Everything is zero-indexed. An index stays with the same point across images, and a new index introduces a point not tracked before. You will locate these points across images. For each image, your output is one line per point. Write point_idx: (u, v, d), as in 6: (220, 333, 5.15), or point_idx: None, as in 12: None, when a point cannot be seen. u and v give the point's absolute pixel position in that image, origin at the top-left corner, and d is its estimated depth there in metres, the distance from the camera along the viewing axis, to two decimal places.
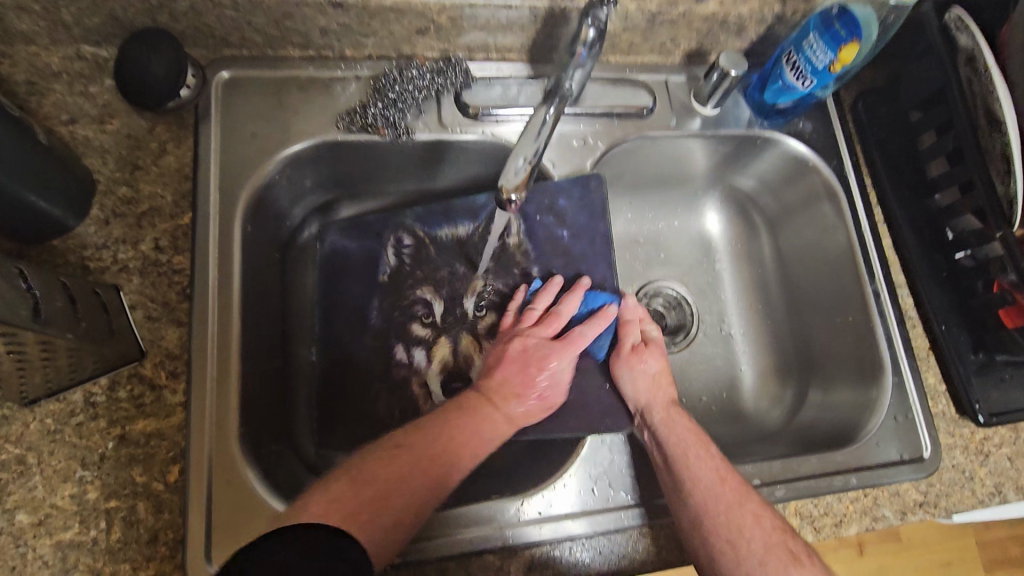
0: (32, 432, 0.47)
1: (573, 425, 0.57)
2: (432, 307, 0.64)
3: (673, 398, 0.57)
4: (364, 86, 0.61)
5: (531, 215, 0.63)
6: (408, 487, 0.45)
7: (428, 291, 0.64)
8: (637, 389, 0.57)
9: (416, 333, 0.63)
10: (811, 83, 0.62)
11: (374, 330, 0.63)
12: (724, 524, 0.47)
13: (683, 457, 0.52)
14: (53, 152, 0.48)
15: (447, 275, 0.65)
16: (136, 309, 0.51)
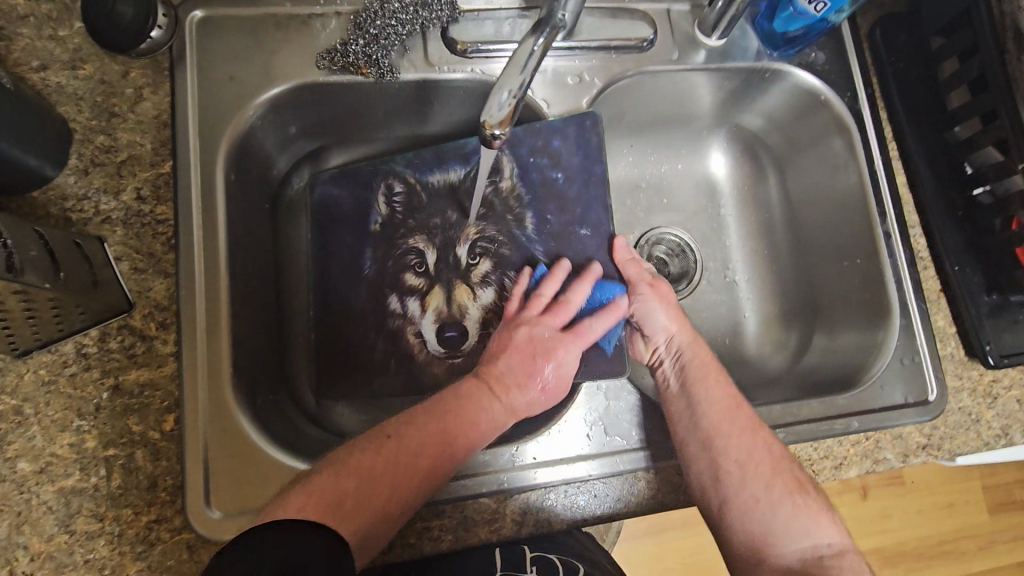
0: (26, 383, 0.47)
1: None
2: (425, 256, 0.62)
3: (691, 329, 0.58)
4: (344, 23, 0.58)
5: (523, 157, 0.61)
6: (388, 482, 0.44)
7: (420, 240, 0.62)
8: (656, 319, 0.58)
9: (410, 282, 0.62)
10: (824, 7, 0.58)
11: (367, 280, 0.62)
12: (737, 448, 0.51)
13: (702, 386, 0.54)
14: (25, 98, 0.46)
15: (440, 223, 0.63)
16: (122, 260, 0.51)
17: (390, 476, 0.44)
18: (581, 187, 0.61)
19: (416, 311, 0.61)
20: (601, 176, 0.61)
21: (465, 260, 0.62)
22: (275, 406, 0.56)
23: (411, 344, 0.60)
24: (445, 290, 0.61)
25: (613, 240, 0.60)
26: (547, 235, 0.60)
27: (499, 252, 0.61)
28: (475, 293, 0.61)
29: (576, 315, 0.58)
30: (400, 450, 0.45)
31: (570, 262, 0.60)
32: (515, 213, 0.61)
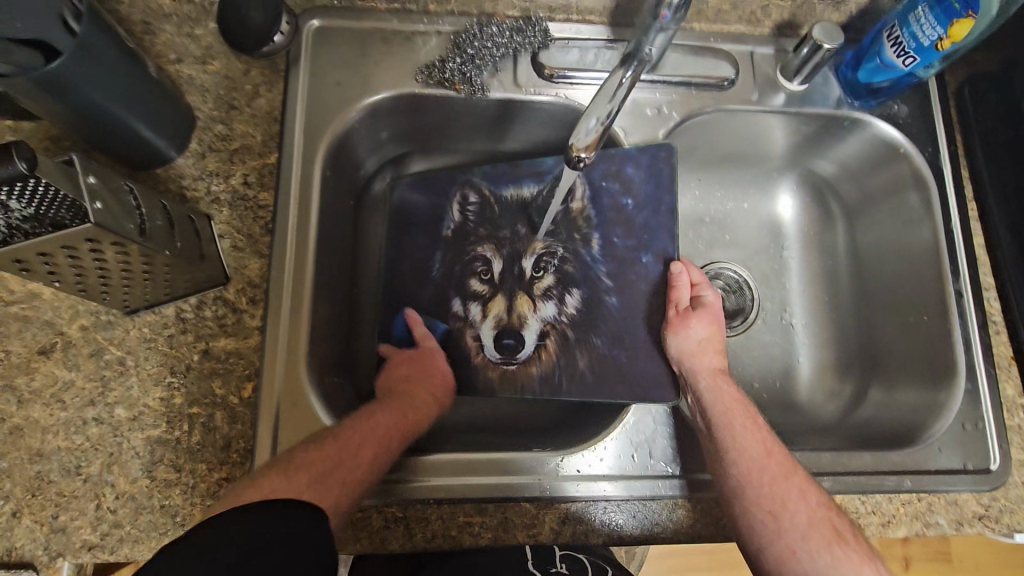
0: (131, 337, 0.53)
1: (620, 391, 0.58)
2: (491, 264, 0.65)
3: (720, 366, 0.56)
4: (444, 42, 0.62)
5: (596, 181, 0.63)
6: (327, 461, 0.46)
7: (489, 248, 0.65)
8: (685, 354, 0.56)
9: (474, 288, 0.65)
10: (914, 62, 0.58)
11: (434, 281, 0.65)
12: (767, 495, 0.47)
13: (729, 430, 0.51)
14: (164, 86, 0.52)
15: (510, 234, 0.65)
16: (224, 238, 0.56)
17: (359, 443, 0.48)
18: (650, 215, 0.62)
19: (477, 315, 0.64)
20: (670, 207, 0.62)
21: (530, 272, 0.64)
22: (338, 388, 0.60)
23: (469, 346, 0.62)
24: (507, 299, 0.63)
25: (676, 268, 0.60)
26: (611, 257, 0.62)
27: (564, 269, 0.63)
28: (535, 304, 0.63)
29: (632, 338, 0.60)
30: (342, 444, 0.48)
31: (631, 286, 0.61)
32: (582, 233, 0.63)
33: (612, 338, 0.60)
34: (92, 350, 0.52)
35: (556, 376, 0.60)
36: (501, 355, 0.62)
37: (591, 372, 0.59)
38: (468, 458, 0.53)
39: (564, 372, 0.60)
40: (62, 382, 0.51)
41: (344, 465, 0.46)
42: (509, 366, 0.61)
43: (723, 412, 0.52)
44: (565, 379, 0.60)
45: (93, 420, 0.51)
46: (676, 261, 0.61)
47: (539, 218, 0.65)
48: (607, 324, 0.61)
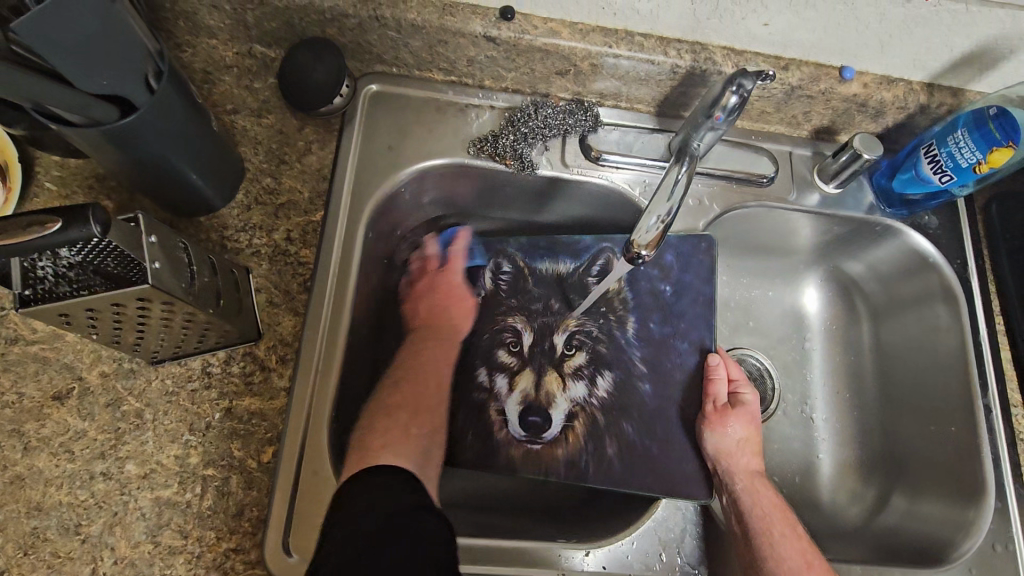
0: (152, 389, 0.51)
1: (649, 483, 0.56)
2: (521, 336, 0.64)
3: (757, 468, 0.55)
4: (497, 117, 0.64)
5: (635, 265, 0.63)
6: (427, 417, 0.59)
7: (519, 320, 0.65)
8: (721, 454, 0.55)
9: (501, 359, 0.64)
10: (950, 180, 0.60)
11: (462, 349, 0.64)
12: None
13: (767, 539, 0.51)
14: (220, 138, 0.53)
15: (542, 308, 0.64)
16: (260, 292, 0.55)
17: (417, 401, 0.59)
18: (689, 303, 0.62)
19: (503, 387, 0.62)
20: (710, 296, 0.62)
21: (561, 348, 0.63)
22: None
23: (492, 421, 0.61)
24: (535, 374, 0.62)
25: (712, 360, 0.60)
26: (646, 341, 0.62)
27: (596, 349, 0.62)
28: (564, 383, 0.61)
29: (664, 428, 0.58)
30: (416, 403, 0.59)
31: (665, 373, 0.60)
32: (617, 314, 0.63)
33: (643, 426, 0.58)
34: (109, 399, 0.50)
35: (583, 462, 0.58)
36: (526, 432, 0.60)
37: (620, 459, 0.57)
38: (488, 545, 0.51)
39: (592, 457, 0.58)
40: (73, 432, 0.49)
41: (411, 440, 0.56)
42: (533, 446, 0.59)
43: (762, 517, 0.52)
44: (592, 465, 0.58)
45: (101, 475, 0.48)
46: (714, 352, 0.60)
47: (575, 295, 0.64)
48: (640, 411, 0.59)
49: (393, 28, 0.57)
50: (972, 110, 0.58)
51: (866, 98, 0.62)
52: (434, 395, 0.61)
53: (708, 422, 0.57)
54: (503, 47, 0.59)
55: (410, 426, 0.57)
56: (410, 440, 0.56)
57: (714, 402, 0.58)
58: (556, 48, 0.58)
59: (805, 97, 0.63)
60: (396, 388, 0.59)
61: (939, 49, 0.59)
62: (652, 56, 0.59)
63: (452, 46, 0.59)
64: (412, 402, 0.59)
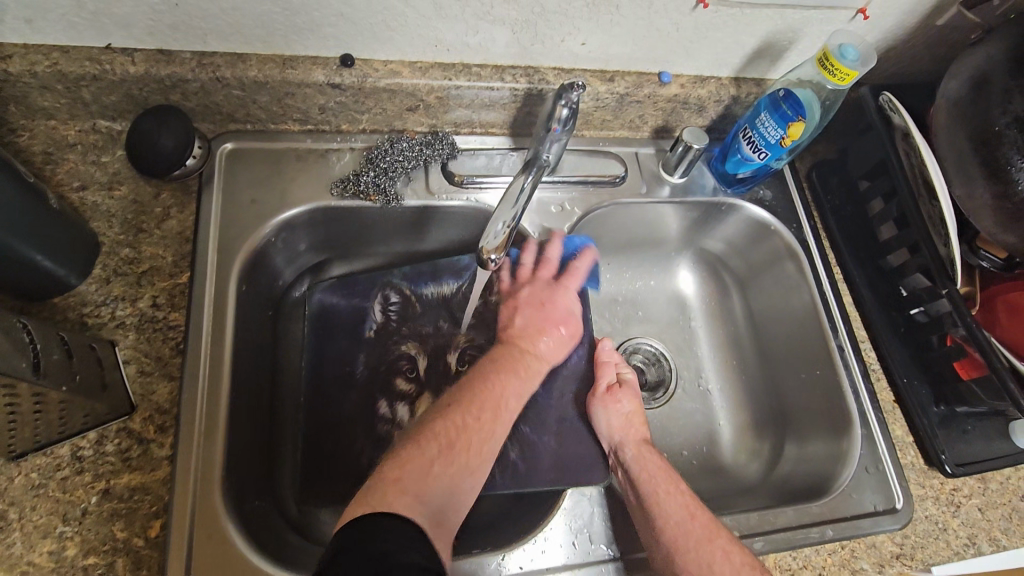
0: (16, 486, 0.48)
1: (550, 478, 0.58)
2: (416, 361, 0.67)
3: (645, 437, 0.59)
4: (357, 157, 0.66)
5: (511, 274, 0.67)
6: (464, 452, 0.51)
7: (413, 346, 0.67)
8: (611, 427, 0.60)
9: (400, 387, 0.65)
10: (766, 155, 0.69)
11: (358, 384, 0.64)
12: (694, 560, 0.49)
13: (655, 500, 0.54)
14: (65, 215, 0.52)
15: (433, 331, 0.68)
16: (130, 363, 0.53)
17: (462, 434, 0.52)
18: (565, 303, 0.67)
19: (405, 415, 0.64)
20: (579, 296, 0.68)
21: (454, 366, 0.67)
22: (261, 511, 0.56)
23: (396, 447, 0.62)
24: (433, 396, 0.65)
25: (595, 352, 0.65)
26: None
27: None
28: None
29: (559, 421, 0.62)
30: (465, 429, 0.52)
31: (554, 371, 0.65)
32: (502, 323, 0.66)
33: (536, 423, 0.61)
34: None
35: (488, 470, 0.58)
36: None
37: (522, 461, 0.59)
38: None
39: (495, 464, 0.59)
40: None
41: (443, 477, 0.48)
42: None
43: (649, 478, 0.55)
44: (496, 471, 0.59)
45: None
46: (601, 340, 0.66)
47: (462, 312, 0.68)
48: (536, 409, 0.62)
49: (237, 87, 0.59)
50: (768, 94, 0.67)
51: (685, 96, 0.71)
52: (484, 423, 0.54)
53: (596, 401, 0.62)
54: (349, 92, 0.62)
55: (443, 458, 0.49)
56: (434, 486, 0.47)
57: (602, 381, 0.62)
58: (399, 86, 0.63)
59: (634, 102, 0.71)
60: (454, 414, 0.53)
61: (734, 48, 0.67)
62: (490, 83, 0.64)
63: (300, 96, 0.62)
64: (455, 436, 0.51)
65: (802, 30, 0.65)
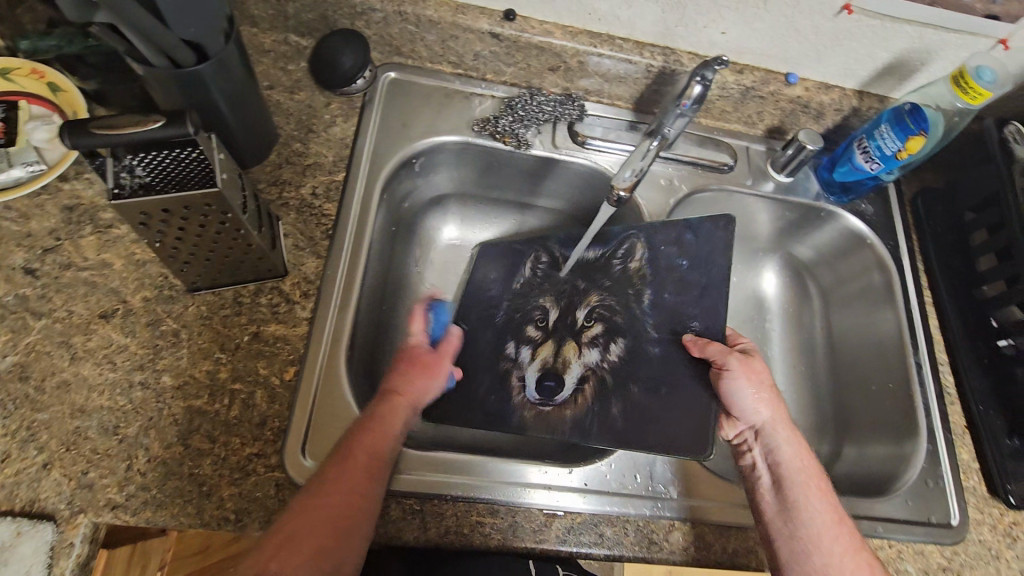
0: (189, 313, 0.57)
1: (652, 441, 0.61)
2: (548, 314, 0.71)
3: (790, 423, 0.60)
4: (497, 104, 0.74)
5: (657, 245, 0.70)
6: (312, 536, 0.46)
7: (548, 300, 0.72)
8: (757, 407, 0.60)
9: (529, 333, 0.70)
10: (878, 167, 0.71)
11: (495, 325, 0.71)
12: (836, 565, 0.53)
13: (802, 492, 0.56)
14: (264, 105, 0.61)
15: (569, 288, 0.72)
16: (288, 238, 0.62)
17: (314, 514, 0.47)
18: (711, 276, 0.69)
19: (525, 358, 0.68)
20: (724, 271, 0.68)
21: (581, 322, 0.70)
22: (365, 389, 0.64)
23: (513, 385, 0.67)
24: (556, 345, 0.69)
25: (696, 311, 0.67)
26: (660, 311, 0.68)
27: (614, 319, 0.69)
28: (581, 352, 0.68)
29: (669, 387, 0.64)
30: (318, 506, 0.47)
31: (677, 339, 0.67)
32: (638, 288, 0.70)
33: (650, 386, 0.65)
34: (150, 320, 0.56)
35: (589, 420, 0.63)
36: (539, 395, 0.66)
37: (622, 418, 0.63)
38: (476, 461, 0.58)
39: (597, 416, 0.64)
40: (117, 345, 0.55)
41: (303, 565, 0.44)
42: (546, 408, 0.65)
43: (791, 464, 0.58)
44: (597, 423, 0.63)
45: (140, 384, 0.54)
46: (687, 332, 0.67)
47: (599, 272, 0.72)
48: (649, 373, 0.65)
49: (412, 23, 0.68)
50: (892, 108, 0.70)
51: (808, 99, 0.74)
52: (347, 501, 0.48)
53: (732, 377, 0.61)
54: (505, 43, 0.69)
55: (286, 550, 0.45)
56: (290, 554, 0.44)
57: (736, 358, 0.62)
58: (550, 45, 0.69)
59: (757, 97, 0.75)
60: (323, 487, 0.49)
61: (866, 60, 0.70)
62: (630, 56, 0.70)
63: (462, 40, 0.70)
64: (310, 516, 0.47)
65: (938, 52, 0.68)
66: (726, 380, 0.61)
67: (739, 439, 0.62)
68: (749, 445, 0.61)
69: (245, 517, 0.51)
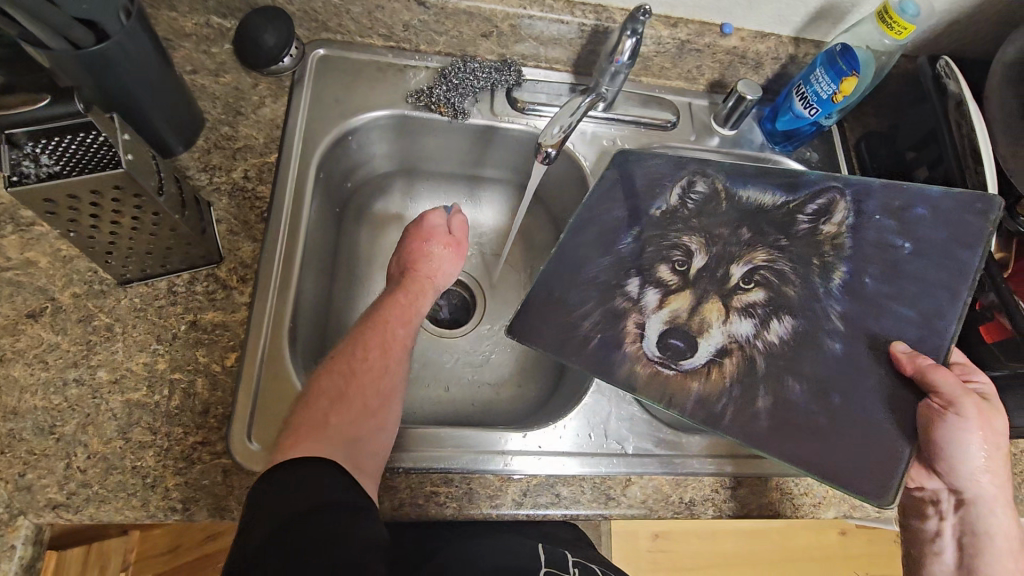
0: (121, 306, 0.56)
1: (806, 452, 0.56)
2: (692, 258, 0.66)
3: (1002, 495, 0.55)
4: (432, 74, 0.72)
5: (870, 211, 0.66)
6: (358, 396, 0.52)
7: (693, 242, 0.67)
8: (972, 473, 0.54)
9: (661, 274, 0.65)
10: (817, 112, 0.71)
11: (607, 266, 0.66)
12: None
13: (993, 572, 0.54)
14: (185, 88, 0.59)
15: (725, 234, 0.67)
16: (221, 223, 0.61)
17: (362, 379, 0.53)
18: (939, 275, 0.63)
19: (651, 302, 0.64)
20: (959, 265, 0.63)
21: (737, 278, 0.65)
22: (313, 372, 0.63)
23: (628, 330, 0.63)
24: (694, 297, 0.64)
25: (646, 268, 0.66)
26: (855, 295, 0.63)
27: (779, 290, 0.64)
28: (727, 314, 0.63)
29: (846, 396, 0.58)
30: (361, 373, 0.53)
31: (871, 335, 0.61)
32: (823, 259, 0.65)
33: (815, 382, 0.59)
34: (82, 316, 0.55)
35: (721, 404, 0.58)
36: (665, 355, 0.61)
37: (767, 417, 0.58)
38: (427, 431, 0.57)
39: (734, 402, 0.58)
40: (47, 344, 0.53)
41: (357, 420, 0.51)
42: (668, 369, 0.60)
43: (991, 539, 0.54)
44: (729, 409, 0.58)
45: (74, 381, 0.52)
46: (898, 342, 0.60)
47: (778, 226, 0.66)
48: (822, 369, 0.60)
49: None
50: (825, 51, 0.69)
51: (744, 50, 0.74)
52: (382, 366, 0.55)
53: (964, 423, 0.53)
54: (433, 11, 0.68)
55: (335, 409, 0.51)
56: (344, 414, 0.50)
57: (974, 401, 0.54)
58: (479, 10, 0.68)
59: (694, 51, 0.74)
60: (363, 358, 0.54)
61: (797, 5, 0.70)
62: (561, 16, 0.69)
63: (389, 11, 0.68)
64: (353, 381, 0.53)
65: None
66: (953, 419, 0.54)
67: (927, 495, 0.57)
68: (942, 507, 0.56)
69: (194, 504, 0.51)
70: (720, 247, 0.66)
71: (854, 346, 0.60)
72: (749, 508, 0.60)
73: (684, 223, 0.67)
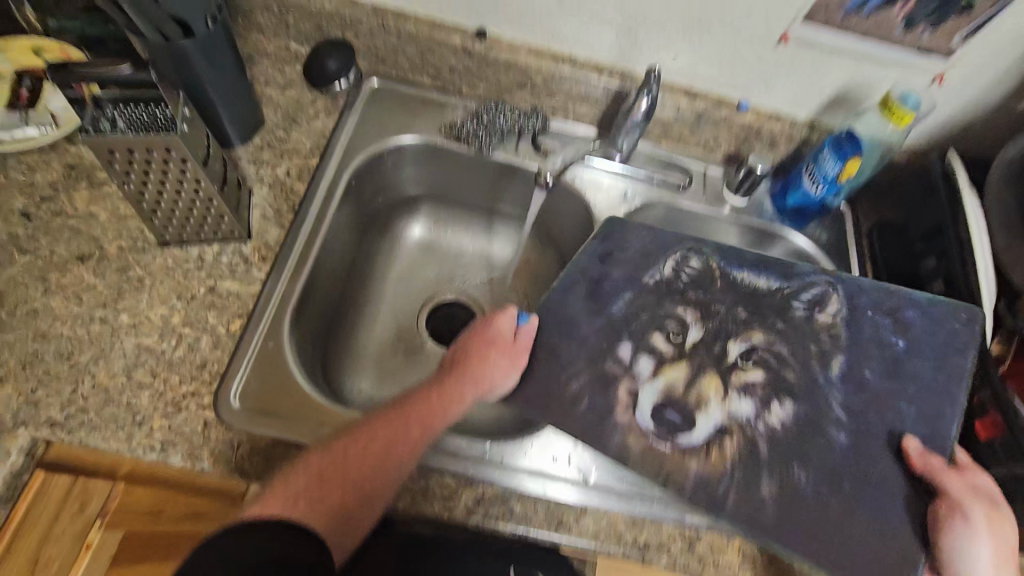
0: (157, 263, 0.63)
1: (804, 543, 0.54)
2: (688, 328, 0.66)
3: None
4: (467, 113, 0.81)
5: (864, 307, 0.67)
6: (337, 484, 0.51)
7: (688, 314, 0.67)
8: None
9: (657, 343, 0.65)
10: (822, 188, 0.75)
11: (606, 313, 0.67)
12: None
13: None
14: (251, 93, 0.69)
15: (720, 310, 0.67)
16: (257, 209, 0.68)
17: (345, 468, 0.52)
18: (936, 377, 0.62)
19: (645, 371, 0.64)
20: (953, 371, 0.62)
21: (737, 358, 0.64)
22: (309, 355, 0.68)
23: (619, 398, 0.62)
24: (689, 369, 0.63)
25: (635, 307, 0.68)
26: (834, 383, 0.62)
27: (765, 377, 0.63)
28: (725, 391, 0.62)
29: (852, 484, 0.57)
30: (353, 463, 0.52)
31: (853, 419, 0.60)
32: (822, 347, 0.64)
33: (806, 467, 0.58)
34: (121, 266, 0.62)
35: (721, 486, 0.57)
36: (657, 428, 0.60)
37: (765, 503, 0.56)
38: None
39: (733, 481, 0.57)
40: (86, 284, 0.61)
41: (329, 506, 0.51)
42: (662, 444, 0.59)
43: None
44: (732, 494, 0.57)
45: (99, 319, 0.59)
46: (912, 438, 0.58)
47: (775, 310, 0.67)
48: (816, 460, 0.58)
49: (394, 36, 0.76)
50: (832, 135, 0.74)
51: (758, 126, 0.79)
52: (376, 460, 0.53)
53: (973, 529, 0.52)
54: (475, 58, 0.77)
55: (309, 492, 0.50)
56: (314, 496, 0.50)
57: (982, 508, 0.53)
58: (515, 62, 0.77)
59: (711, 122, 0.80)
60: (364, 447, 0.53)
61: (811, 91, 0.75)
62: (589, 75, 0.77)
63: (438, 54, 0.77)
64: (338, 467, 0.52)
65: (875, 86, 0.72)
66: (960, 525, 0.53)
67: None
68: None
69: (170, 447, 0.55)
70: (716, 316, 0.67)
71: (843, 430, 0.60)
72: (706, 564, 0.58)
73: (676, 293, 0.69)
